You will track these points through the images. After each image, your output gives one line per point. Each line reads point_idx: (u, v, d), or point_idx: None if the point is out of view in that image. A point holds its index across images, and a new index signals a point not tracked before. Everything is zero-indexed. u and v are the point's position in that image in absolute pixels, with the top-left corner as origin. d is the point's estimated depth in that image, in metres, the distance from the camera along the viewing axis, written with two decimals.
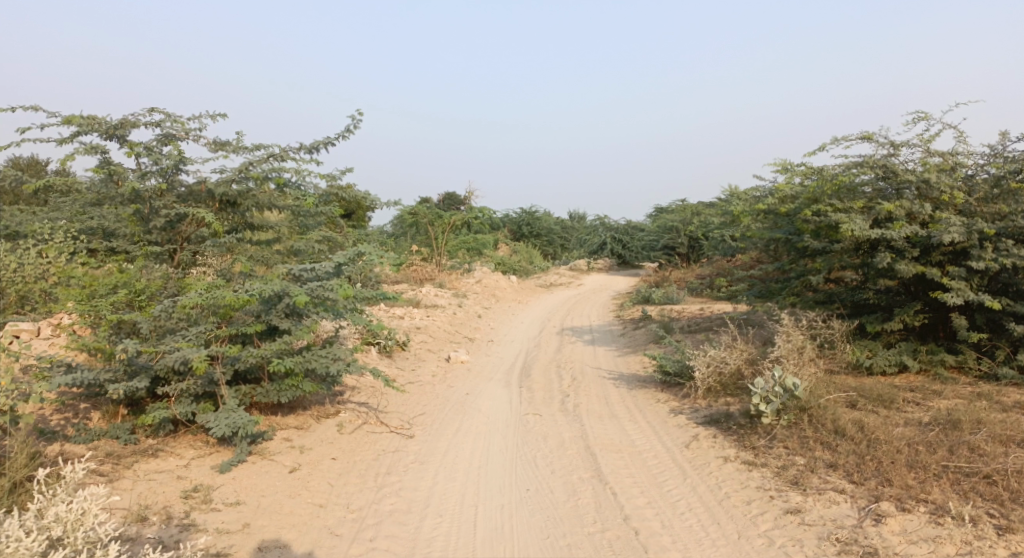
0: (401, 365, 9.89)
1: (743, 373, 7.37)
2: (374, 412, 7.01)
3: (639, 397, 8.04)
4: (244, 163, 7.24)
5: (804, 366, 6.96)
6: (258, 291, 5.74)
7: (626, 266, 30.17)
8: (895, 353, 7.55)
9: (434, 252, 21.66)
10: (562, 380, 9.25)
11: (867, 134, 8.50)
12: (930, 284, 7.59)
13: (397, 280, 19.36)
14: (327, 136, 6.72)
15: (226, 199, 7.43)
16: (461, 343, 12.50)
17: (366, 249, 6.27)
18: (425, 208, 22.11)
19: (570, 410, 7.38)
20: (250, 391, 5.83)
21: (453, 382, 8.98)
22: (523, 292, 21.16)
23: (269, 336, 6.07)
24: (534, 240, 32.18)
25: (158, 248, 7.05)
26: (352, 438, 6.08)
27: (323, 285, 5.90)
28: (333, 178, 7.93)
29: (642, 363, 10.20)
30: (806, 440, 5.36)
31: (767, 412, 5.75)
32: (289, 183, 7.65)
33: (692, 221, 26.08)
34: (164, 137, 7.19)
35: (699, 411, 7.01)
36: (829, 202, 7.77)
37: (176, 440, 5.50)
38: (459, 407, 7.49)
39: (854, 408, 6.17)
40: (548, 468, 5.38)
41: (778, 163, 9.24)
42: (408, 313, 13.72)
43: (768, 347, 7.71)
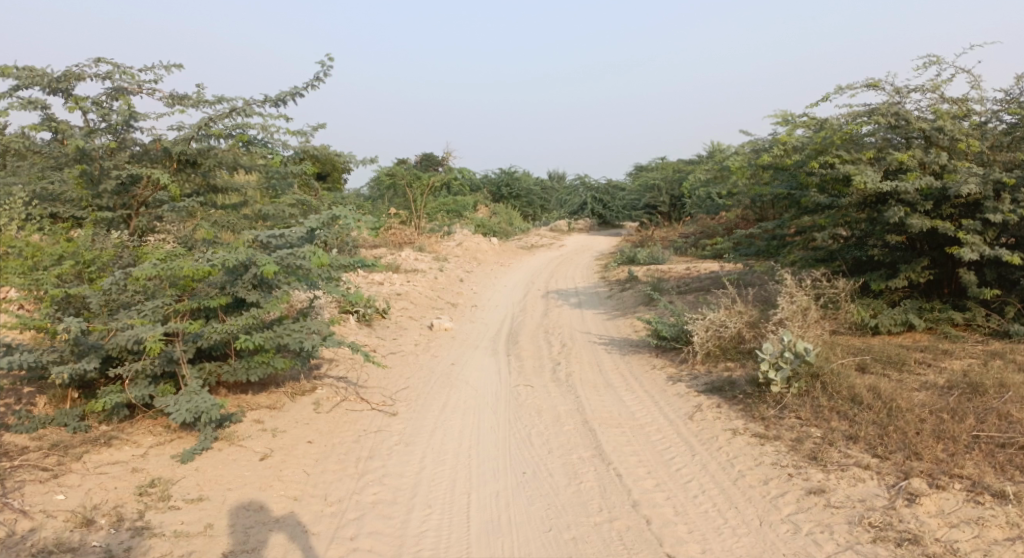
0: (381, 335, 9.37)
1: (745, 337, 6.98)
2: (354, 387, 6.53)
3: (633, 364, 7.66)
4: (202, 120, 6.51)
5: (810, 329, 6.57)
6: (221, 259, 5.16)
7: (608, 227, 29.76)
8: (901, 312, 7.21)
9: (413, 215, 21.00)
10: (552, 347, 8.83)
11: (873, 81, 8.02)
12: (938, 239, 7.23)
13: (376, 245, 18.75)
14: (294, 86, 6.06)
15: (184, 158, 6.69)
16: (444, 310, 12.02)
17: (341, 212, 5.70)
18: (402, 169, 21.36)
19: (562, 380, 6.97)
20: (215, 369, 5.29)
21: (437, 352, 8.53)
22: (505, 254, 20.66)
23: (236, 309, 5.51)
24: (513, 201, 31.54)
25: (110, 213, 6.31)
26: (330, 418, 5.60)
27: (294, 253, 5.34)
28: (306, 136, 7.25)
29: (633, 327, 9.80)
30: (821, 409, 4.99)
31: (776, 380, 5.35)
32: (254, 140, 6.98)
33: (674, 179, 25.62)
34: (113, 92, 6.38)
35: (699, 378, 6.64)
36: (837, 153, 7.31)
37: (132, 426, 4.97)
38: (445, 379, 7.05)
39: (865, 372, 5.83)
40: (545, 447, 4.98)
41: (778, 114, 8.74)
42: (387, 279, 13.14)
43: (768, 308, 7.33)
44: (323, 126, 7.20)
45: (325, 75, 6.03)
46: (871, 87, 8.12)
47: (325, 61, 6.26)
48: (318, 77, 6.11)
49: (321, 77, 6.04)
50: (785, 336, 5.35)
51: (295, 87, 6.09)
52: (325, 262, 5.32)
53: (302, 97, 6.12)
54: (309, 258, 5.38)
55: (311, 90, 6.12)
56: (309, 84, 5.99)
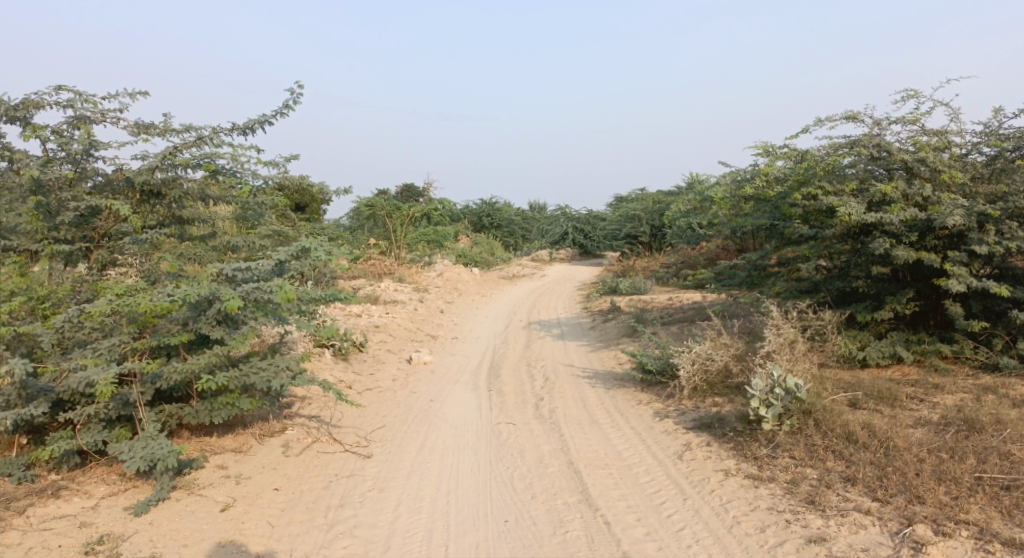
0: (358, 370, 9.04)
1: (732, 371, 6.80)
2: (327, 427, 6.21)
3: (618, 399, 7.43)
4: (166, 149, 6.26)
5: (799, 363, 6.41)
6: (183, 295, 4.89)
7: (589, 256, 29.74)
8: (888, 344, 7.09)
9: (393, 245, 20.73)
10: (534, 381, 8.57)
11: (852, 114, 8.03)
12: (922, 270, 7.16)
13: (354, 275, 18.43)
14: (263, 114, 5.86)
15: (148, 189, 6.42)
16: (424, 342, 11.73)
17: (312, 243, 5.45)
18: (382, 199, 21.19)
19: (545, 417, 6.71)
20: (176, 411, 4.99)
21: (416, 388, 8.22)
22: (486, 285, 20.45)
23: (199, 347, 5.21)
24: (494, 231, 31.45)
25: (67, 246, 6.00)
26: (300, 462, 5.28)
27: (261, 286, 5.07)
28: (278, 166, 7.02)
29: (617, 360, 9.59)
30: (815, 449, 4.79)
31: (767, 417, 5.13)
32: (222, 169, 6.75)
33: (654, 210, 25.73)
34: (74, 121, 6.12)
35: (686, 414, 6.43)
36: (820, 185, 7.26)
37: (84, 474, 4.61)
38: (423, 417, 6.76)
39: (857, 408, 5.66)
40: (528, 492, 4.71)
41: (758, 146, 8.71)
42: (365, 311, 12.83)
43: (755, 341, 7.18)
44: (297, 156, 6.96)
45: (295, 102, 5.84)
46: (850, 119, 8.12)
47: (296, 87, 6.08)
48: (288, 104, 5.91)
49: (290, 104, 5.84)
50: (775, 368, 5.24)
51: (263, 115, 5.89)
52: (293, 296, 5.05)
53: (271, 124, 5.91)
54: (277, 292, 5.11)
55: (281, 118, 5.92)
56: (279, 111, 5.79)
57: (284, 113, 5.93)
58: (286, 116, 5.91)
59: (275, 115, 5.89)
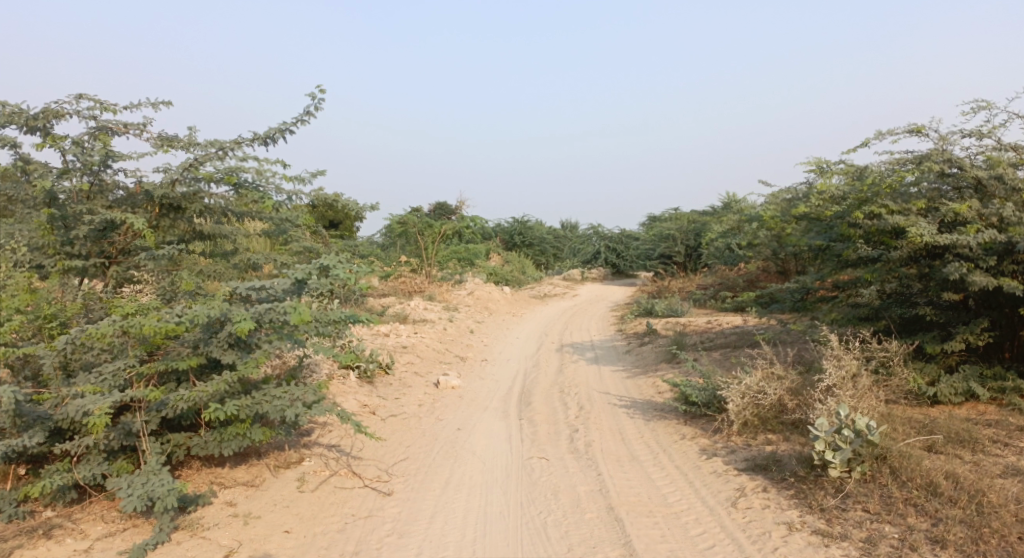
0: (383, 394, 8.65)
1: (786, 405, 6.23)
2: (347, 458, 5.81)
3: (659, 432, 6.89)
4: (185, 161, 5.97)
5: (863, 399, 5.80)
6: (191, 316, 4.58)
7: (621, 276, 29.13)
8: (960, 379, 6.43)
9: (424, 263, 20.45)
10: (568, 409, 8.06)
11: (915, 126, 7.43)
12: (998, 298, 6.50)
13: (384, 293, 18.21)
14: (283, 122, 5.56)
15: (167, 203, 6.16)
16: (453, 364, 11.33)
17: (331, 261, 5.08)
18: (414, 217, 20.97)
19: (581, 451, 6.21)
20: (183, 441, 4.69)
21: (443, 414, 7.80)
22: (517, 304, 20.03)
23: (210, 371, 4.90)
24: (525, 250, 31.08)
25: (80, 261, 5.77)
26: (315, 500, 4.88)
27: (275, 307, 4.71)
28: (304, 181, 6.62)
29: (656, 388, 9.03)
30: (892, 502, 4.22)
31: (835, 462, 4.57)
32: (244, 182, 6.44)
33: (689, 229, 25.06)
34: (93, 131, 5.90)
35: (737, 453, 5.87)
36: (882, 203, 6.69)
37: (83, 510, 4.30)
38: (449, 448, 6.32)
39: (933, 452, 5.05)
40: (564, 542, 4.21)
41: (811, 163, 8.16)
42: (393, 331, 12.49)
43: (811, 372, 6.59)
44: (325, 171, 6.57)
45: (315, 108, 5.51)
46: (913, 132, 7.53)
47: (317, 92, 5.76)
48: (308, 112, 5.60)
49: (311, 111, 5.52)
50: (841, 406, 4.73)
51: (283, 123, 5.59)
52: (307, 318, 4.67)
53: (292, 133, 5.61)
54: (291, 313, 4.73)
55: (301, 126, 5.60)
56: (298, 118, 5.47)
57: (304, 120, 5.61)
58: (306, 123, 5.60)
59: (295, 123, 5.58)
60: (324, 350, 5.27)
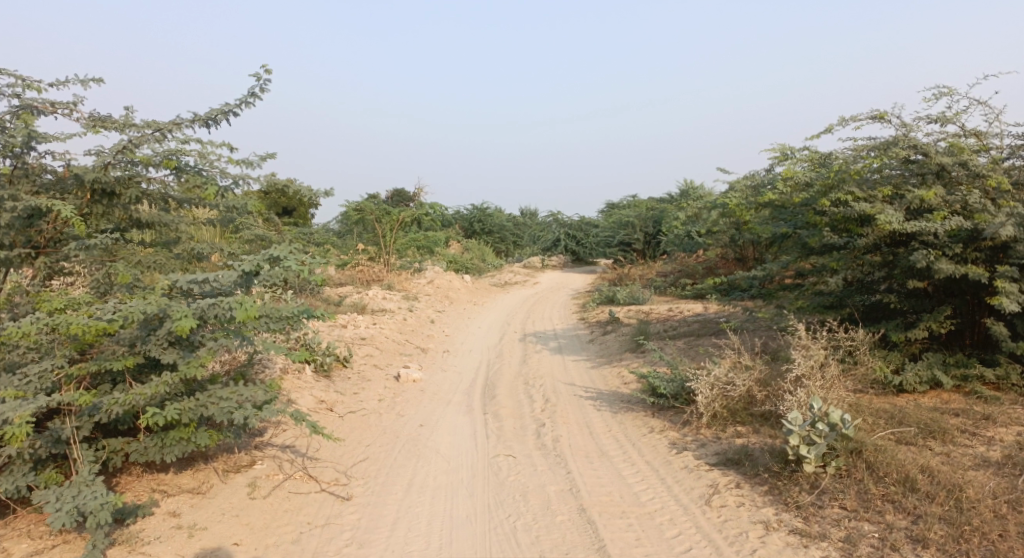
0: (340, 389, 8.29)
1: (755, 397, 6.14)
2: (303, 459, 5.48)
3: (627, 425, 6.74)
4: (119, 142, 5.51)
5: (832, 390, 5.74)
6: (125, 313, 4.17)
7: (581, 263, 29.11)
8: (924, 368, 6.45)
9: (382, 251, 19.95)
10: (533, 402, 7.85)
11: (879, 114, 7.40)
12: (961, 286, 6.52)
13: (341, 282, 17.70)
14: (226, 103, 5.13)
15: (100, 188, 5.63)
16: (413, 356, 11.00)
17: (282, 251, 4.71)
18: (371, 204, 20.41)
19: (548, 447, 6.01)
20: (121, 448, 4.31)
21: (403, 409, 7.50)
22: (478, 293, 19.75)
23: (150, 371, 4.52)
24: (485, 238, 30.76)
25: (2, 253, 5.22)
26: (267, 508, 4.55)
27: (219, 302, 4.34)
28: (251, 165, 6.11)
29: (622, 378, 8.90)
30: (870, 499, 4.14)
31: (810, 457, 4.46)
32: (186, 166, 5.96)
33: (649, 217, 25.12)
34: (15, 110, 5.34)
35: (707, 447, 5.75)
36: (848, 190, 6.64)
37: (5, 528, 3.88)
38: (411, 446, 6.04)
39: (905, 444, 5.01)
40: (535, 549, 3.99)
41: (776, 150, 8.07)
42: (351, 322, 12.07)
43: (779, 362, 6.53)
44: (275, 155, 6.10)
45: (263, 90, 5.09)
46: (876, 119, 7.51)
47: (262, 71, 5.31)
48: (254, 93, 5.19)
49: (257, 93, 5.11)
50: (814, 398, 4.63)
51: (225, 105, 5.17)
52: (255, 314, 4.32)
53: (236, 115, 5.19)
54: (237, 309, 4.36)
55: (246, 108, 5.19)
56: (243, 100, 5.06)
57: (249, 102, 5.20)
58: (251, 106, 5.19)
59: (239, 106, 5.17)
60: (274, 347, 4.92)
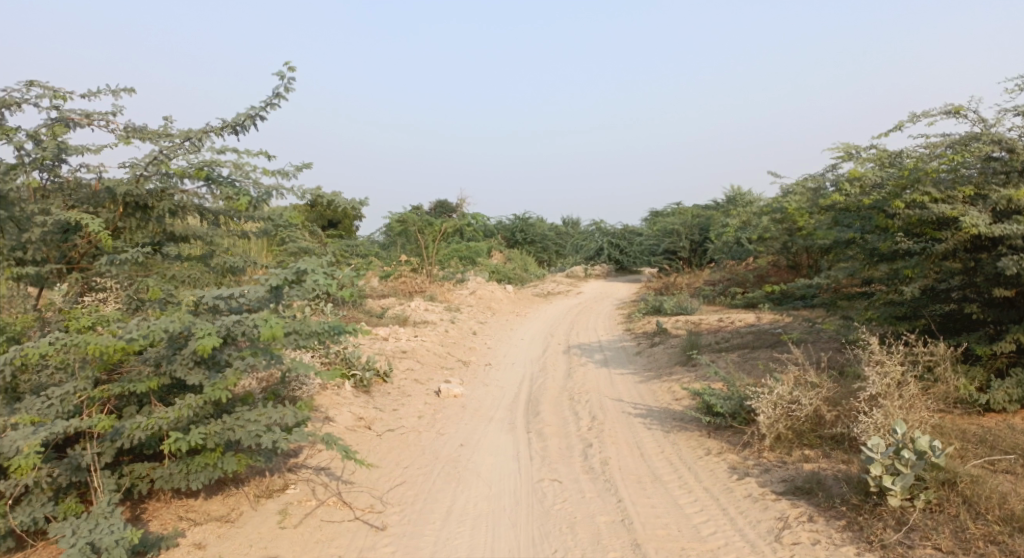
0: (380, 405, 8.04)
1: (824, 417, 5.62)
2: (338, 483, 5.22)
3: (681, 446, 6.28)
4: (151, 153, 5.41)
5: (912, 411, 5.18)
6: (146, 331, 3.97)
7: (625, 273, 28.53)
8: (1015, 385, 5.80)
9: (424, 261, 19.79)
10: (579, 420, 7.45)
11: (955, 108, 6.77)
12: None
13: (383, 294, 17.63)
14: (252, 107, 4.97)
15: (133, 201, 5.56)
16: (455, 369, 10.73)
17: (309, 265, 4.43)
18: (413, 214, 20.31)
19: (596, 471, 5.61)
20: (146, 472, 4.19)
21: (443, 428, 7.21)
22: (521, 303, 19.43)
23: (177, 392, 4.36)
24: (527, 247, 30.47)
25: (34, 268, 5.16)
26: (297, 539, 4.30)
27: (243, 319, 4.13)
28: (287, 175, 5.79)
29: (673, 394, 8.41)
30: (967, 538, 3.61)
31: (896, 489, 3.94)
32: (219, 177, 5.76)
33: (695, 223, 24.39)
34: (48, 122, 5.26)
35: (771, 473, 5.26)
36: (923, 190, 6.07)
37: None
38: (451, 469, 5.73)
39: (1002, 472, 4.43)
40: None
41: (839, 149, 7.49)
42: (392, 334, 11.86)
43: (848, 379, 5.98)
44: (311, 164, 5.78)
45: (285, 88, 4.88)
46: (952, 114, 6.89)
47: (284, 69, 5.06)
48: (278, 95, 4.98)
49: (281, 93, 4.92)
50: (896, 424, 4.15)
51: (251, 109, 5.01)
52: (278, 334, 4.05)
53: (263, 119, 5.03)
54: (261, 327, 4.12)
55: (272, 111, 5.01)
56: (268, 103, 4.87)
57: (273, 106, 5.03)
58: (276, 108, 5.02)
59: (264, 109, 5.01)
60: (302, 366, 4.66)
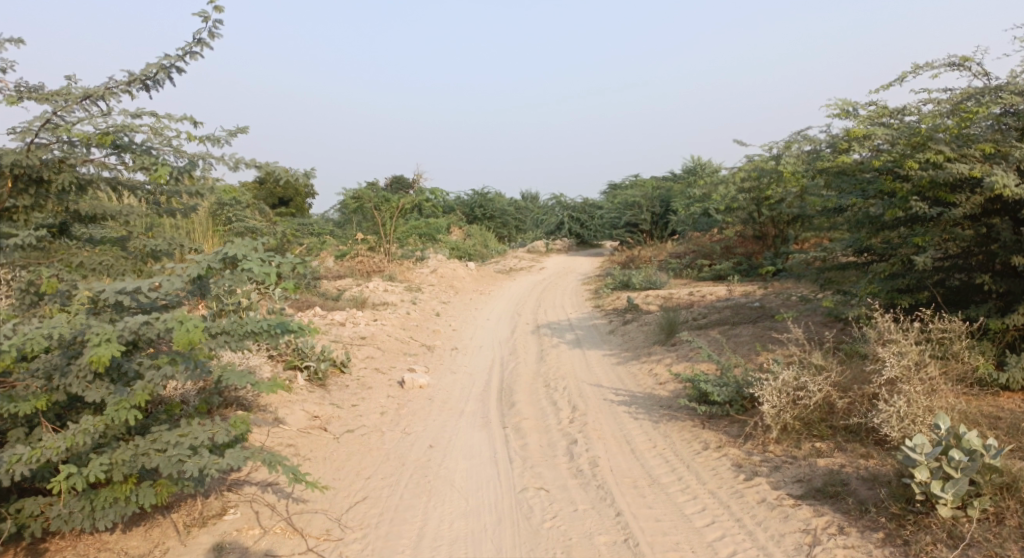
0: (337, 401, 7.22)
1: (835, 406, 5.07)
2: (288, 504, 4.44)
3: (675, 438, 5.67)
4: (44, 115, 4.43)
5: (935, 396, 4.65)
6: (24, 339, 3.09)
7: (586, 246, 27.99)
8: None
9: (381, 239, 18.71)
10: (559, 411, 6.78)
11: (961, 59, 6.21)
12: None
13: (339, 275, 16.62)
14: (166, 55, 3.97)
15: (26, 175, 4.52)
16: (420, 355, 9.95)
17: (240, 249, 3.59)
18: (370, 191, 19.19)
19: (586, 475, 4.98)
20: (41, 512, 3.34)
21: (409, 425, 6.46)
22: (484, 280, 18.67)
23: (78, 409, 3.51)
24: (487, 223, 29.61)
25: None
26: None
27: (153, 322, 3.25)
28: (219, 142, 4.85)
29: (656, 377, 7.81)
30: None
31: (946, 496, 3.40)
32: (132, 144, 4.76)
33: (656, 195, 23.89)
34: None
35: (783, 470, 4.68)
36: (937, 148, 5.52)
37: None
38: (420, 479, 5.01)
39: None
40: None
41: (834, 107, 6.86)
42: (349, 318, 10.94)
43: (857, 361, 5.44)
44: (248, 129, 4.85)
45: (212, 31, 3.95)
46: (956, 66, 6.35)
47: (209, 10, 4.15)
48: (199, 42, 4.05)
49: (204, 40, 4.00)
50: (940, 419, 3.62)
51: (164, 58, 4.02)
52: (197, 340, 3.19)
53: (181, 71, 4.04)
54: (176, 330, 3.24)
55: (192, 61, 4.05)
56: (190, 52, 3.92)
57: (194, 54, 4.08)
58: (197, 57, 4.08)
59: (181, 58, 4.04)
60: (235, 376, 3.77)
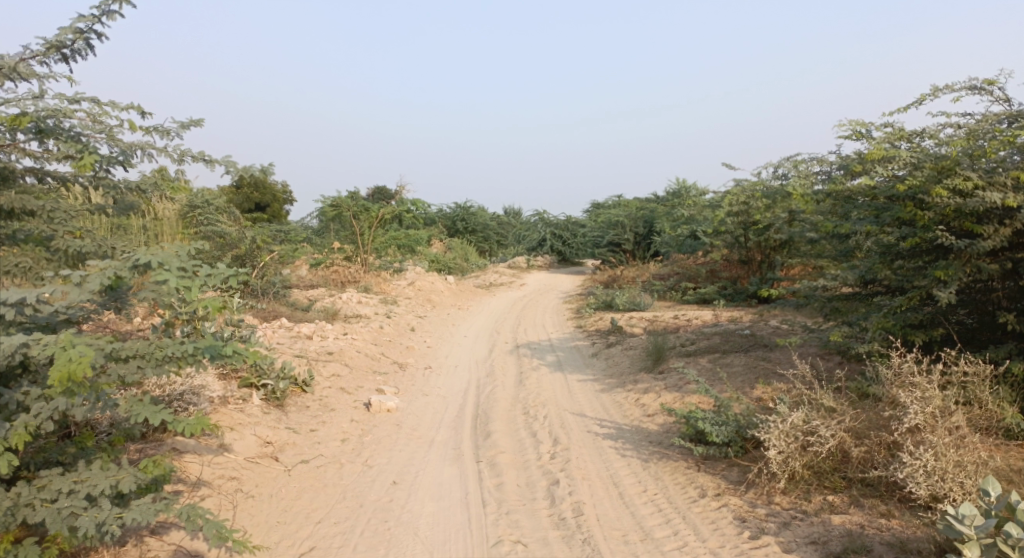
0: (294, 425, 6.52)
1: (850, 454, 4.52)
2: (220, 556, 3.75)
3: (669, 483, 5.07)
4: None
5: (965, 449, 4.14)
6: None
7: (567, 265, 27.48)
8: None
9: (358, 249, 17.96)
10: (540, 445, 6.16)
11: (984, 81, 5.77)
12: None
13: (311, 284, 15.86)
14: (80, 18, 3.43)
15: None
16: (391, 375, 9.27)
17: (157, 256, 3.06)
18: (348, 198, 18.49)
19: (571, 526, 4.36)
20: None
21: (372, 456, 5.79)
22: (462, 295, 18.01)
23: None
24: (468, 237, 29.01)
25: None
26: None
27: (32, 344, 2.67)
28: (169, 134, 4.21)
29: (644, 409, 7.24)
30: None
31: None
32: (58, 129, 4.08)
33: (638, 216, 23.49)
34: None
35: (792, 528, 4.11)
36: (964, 174, 5.08)
37: None
38: (379, 526, 4.35)
39: None
40: None
41: (846, 127, 6.41)
42: (317, 331, 10.23)
43: (871, 404, 4.91)
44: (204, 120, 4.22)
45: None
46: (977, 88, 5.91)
47: None
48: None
49: None
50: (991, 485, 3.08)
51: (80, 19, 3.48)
52: (77, 376, 2.55)
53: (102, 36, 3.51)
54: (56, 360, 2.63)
55: (111, 22, 3.49)
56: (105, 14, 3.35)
57: (113, 13, 3.48)
58: (117, 16, 3.47)
59: (99, 19, 3.46)
60: (146, 411, 3.15)
